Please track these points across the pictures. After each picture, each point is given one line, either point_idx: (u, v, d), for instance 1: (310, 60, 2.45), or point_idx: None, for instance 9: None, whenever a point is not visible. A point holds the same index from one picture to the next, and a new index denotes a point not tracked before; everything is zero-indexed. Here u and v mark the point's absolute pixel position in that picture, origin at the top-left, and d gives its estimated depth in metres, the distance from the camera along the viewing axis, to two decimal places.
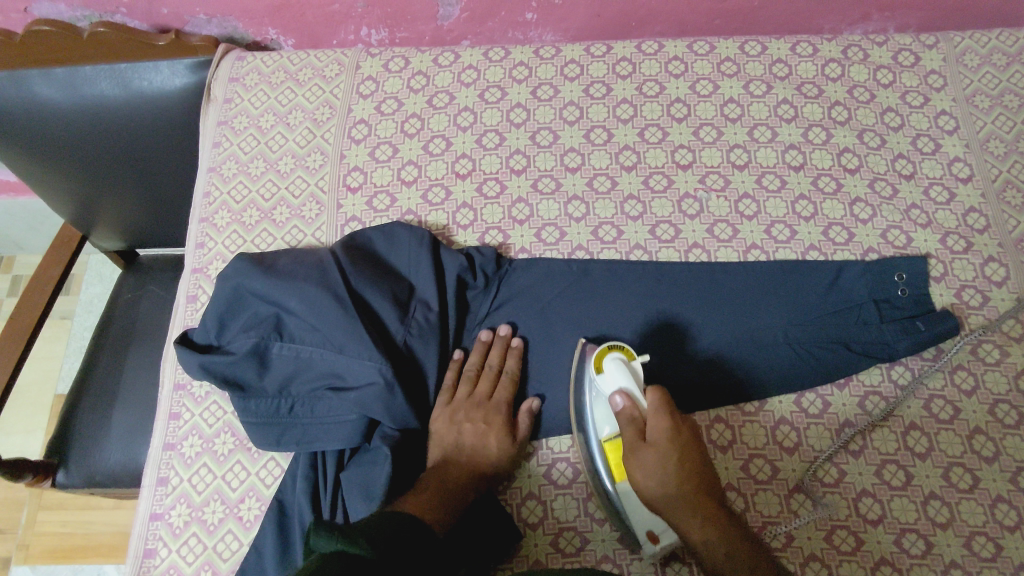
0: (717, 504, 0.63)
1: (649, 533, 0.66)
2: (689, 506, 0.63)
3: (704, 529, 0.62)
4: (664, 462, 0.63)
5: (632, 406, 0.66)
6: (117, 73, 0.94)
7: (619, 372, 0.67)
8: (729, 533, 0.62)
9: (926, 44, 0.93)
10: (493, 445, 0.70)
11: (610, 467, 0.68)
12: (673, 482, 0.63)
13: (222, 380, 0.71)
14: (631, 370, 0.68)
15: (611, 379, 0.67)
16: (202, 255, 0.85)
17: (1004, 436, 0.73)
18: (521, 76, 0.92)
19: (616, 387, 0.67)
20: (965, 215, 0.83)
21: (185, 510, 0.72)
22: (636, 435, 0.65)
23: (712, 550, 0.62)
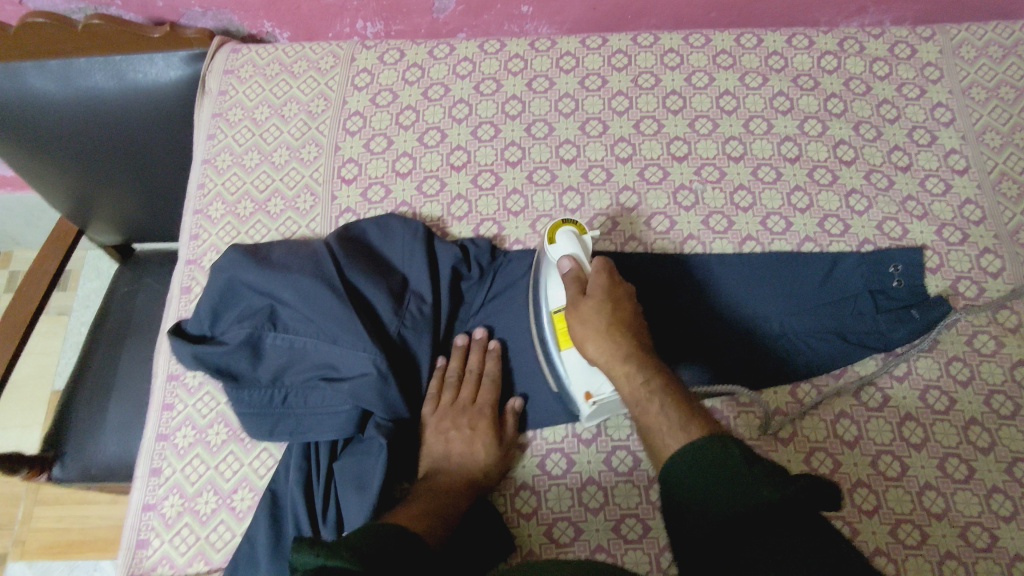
0: (651, 358, 0.64)
1: (584, 392, 0.68)
2: (618, 354, 0.63)
3: (632, 378, 0.62)
4: (599, 312, 0.65)
5: (578, 269, 0.69)
6: (111, 65, 0.94)
7: (568, 240, 0.71)
8: (658, 381, 0.61)
9: (922, 36, 0.93)
10: (481, 449, 0.70)
11: (555, 332, 0.70)
12: (604, 330, 0.65)
13: (215, 370, 0.70)
14: (581, 242, 0.72)
15: (559, 248, 0.71)
16: (196, 247, 0.85)
17: (999, 426, 0.72)
18: (516, 68, 0.92)
19: (563, 253, 0.71)
20: (961, 207, 0.83)
21: (178, 500, 0.71)
22: (575, 289, 0.68)
23: (638, 393, 0.61)
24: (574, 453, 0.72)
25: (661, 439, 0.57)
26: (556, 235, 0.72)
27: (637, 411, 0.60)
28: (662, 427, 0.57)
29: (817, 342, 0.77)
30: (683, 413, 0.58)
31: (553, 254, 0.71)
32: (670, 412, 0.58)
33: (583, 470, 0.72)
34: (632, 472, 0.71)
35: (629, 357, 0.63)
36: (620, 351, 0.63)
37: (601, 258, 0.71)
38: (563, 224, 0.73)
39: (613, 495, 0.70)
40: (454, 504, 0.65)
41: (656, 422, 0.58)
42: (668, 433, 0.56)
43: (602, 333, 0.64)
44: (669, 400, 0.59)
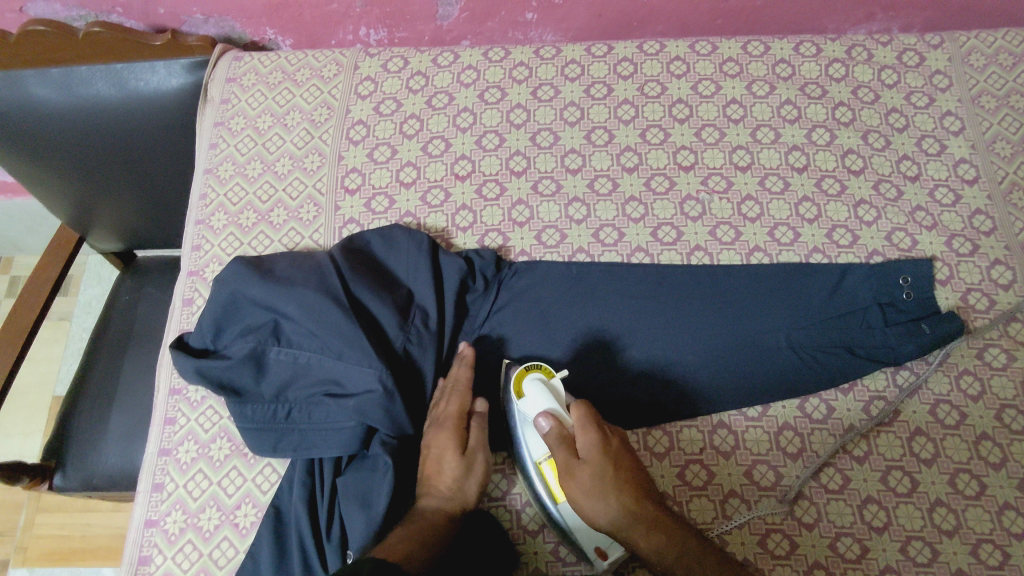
0: (662, 514, 0.63)
1: (596, 548, 0.65)
2: (633, 519, 0.63)
3: (656, 547, 0.62)
4: (599, 478, 0.63)
5: (561, 427, 0.65)
6: (113, 73, 0.93)
7: (541, 394, 0.67)
8: (682, 543, 0.62)
9: (931, 44, 0.92)
10: (446, 467, 0.67)
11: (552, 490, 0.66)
12: (609, 497, 0.63)
13: (218, 385, 0.70)
14: (553, 390, 0.68)
15: (536, 402, 0.67)
16: (198, 257, 0.84)
17: (1011, 442, 0.72)
18: (521, 76, 0.91)
19: (542, 409, 0.66)
20: (971, 218, 0.82)
21: (181, 516, 0.71)
22: (566, 456, 0.64)
23: (671, 560, 0.62)
24: None
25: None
26: (527, 387, 0.67)
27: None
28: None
29: (825, 355, 0.76)
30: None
31: (530, 409, 0.67)
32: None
33: None
34: None
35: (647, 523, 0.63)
36: (632, 515, 0.63)
37: (580, 405, 0.66)
38: (530, 373, 0.69)
39: None
40: (432, 526, 0.63)
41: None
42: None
43: (608, 501, 0.63)
44: (701, 561, 0.62)
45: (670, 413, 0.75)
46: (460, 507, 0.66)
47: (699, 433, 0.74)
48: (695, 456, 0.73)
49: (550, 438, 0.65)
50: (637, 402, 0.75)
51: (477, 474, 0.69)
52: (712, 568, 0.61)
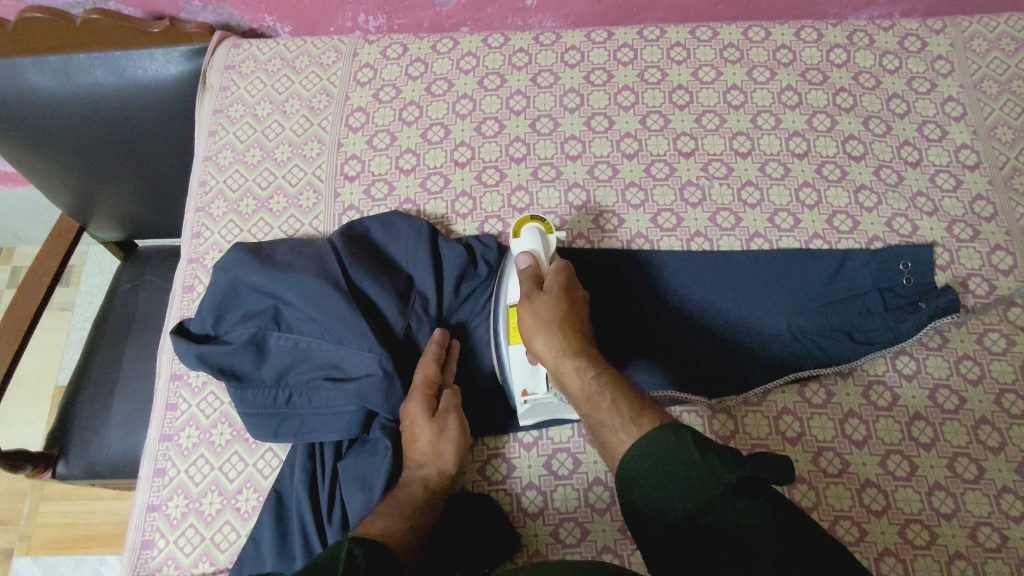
0: (595, 353, 0.64)
1: (522, 390, 0.70)
2: (568, 347, 0.63)
3: (580, 372, 0.61)
4: (552, 304, 0.65)
5: (535, 266, 0.70)
6: (111, 60, 0.92)
7: (533, 235, 0.72)
8: (607, 378, 0.61)
9: (932, 29, 0.91)
10: (419, 436, 0.66)
11: (509, 328, 0.70)
12: (554, 321, 0.64)
13: (218, 370, 0.70)
14: (545, 240, 0.73)
15: (523, 243, 0.72)
16: (198, 245, 0.84)
17: (1009, 426, 0.72)
18: (521, 63, 0.91)
19: (525, 249, 0.72)
20: (972, 203, 0.82)
21: (182, 501, 0.71)
22: (531, 285, 0.68)
23: (587, 387, 0.61)
24: (580, 453, 0.72)
25: (618, 437, 0.57)
26: (523, 229, 0.73)
27: (591, 409, 0.60)
28: (618, 421, 0.57)
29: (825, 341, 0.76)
30: (634, 407, 0.58)
31: (516, 248, 0.72)
32: (621, 406, 0.58)
33: (589, 470, 0.71)
34: None
35: (578, 352, 0.63)
36: (570, 344, 0.63)
37: (560, 260, 0.71)
38: (530, 220, 0.74)
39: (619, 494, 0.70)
40: (411, 499, 0.61)
41: (611, 417, 0.58)
42: (623, 429, 0.56)
43: (551, 325, 0.64)
44: (619, 393, 0.59)
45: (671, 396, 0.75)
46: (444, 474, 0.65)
47: (699, 417, 0.74)
48: None
49: (523, 271, 0.69)
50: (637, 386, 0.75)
51: (452, 435, 0.67)
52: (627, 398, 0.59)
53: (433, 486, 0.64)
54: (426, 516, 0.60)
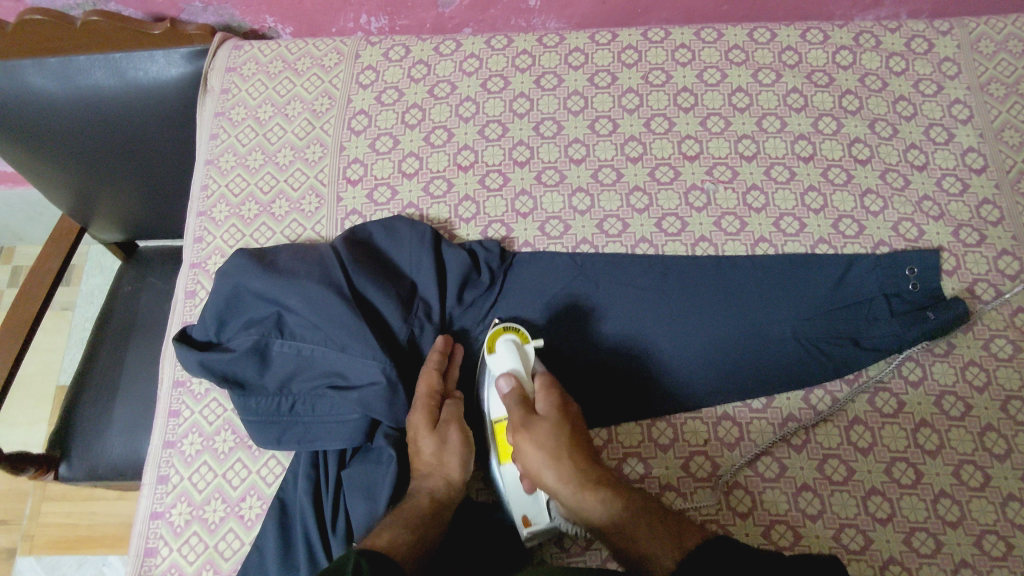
0: (607, 474, 0.64)
1: (522, 517, 0.66)
2: (579, 471, 0.63)
3: (605, 502, 0.61)
4: (552, 432, 0.64)
5: (520, 386, 0.67)
6: (112, 62, 0.92)
7: (509, 350, 0.68)
8: (630, 503, 0.61)
9: (940, 30, 0.90)
10: (422, 447, 0.65)
11: (501, 449, 0.68)
12: (559, 448, 0.63)
13: (221, 377, 0.69)
14: (523, 351, 0.69)
15: (502, 360, 0.68)
16: (200, 250, 0.84)
17: (1016, 433, 0.71)
18: (524, 64, 0.90)
19: (505, 368, 0.68)
20: (979, 207, 0.82)
21: (185, 508, 0.71)
22: (522, 412, 0.65)
23: (615, 518, 0.61)
24: None
25: (662, 562, 0.57)
26: (497, 345, 0.69)
27: (624, 542, 0.60)
28: (659, 552, 0.58)
29: (831, 346, 0.76)
30: (669, 526, 0.60)
31: (494, 368, 0.69)
32: (659, 534, 0.59)
33: None
34: (642, 480, 0.72)
35: (594, 480, 0.62)
36: (580, 472, 0.63)
37: (541, 374, 0.69)
38: (504, 331, 0.70)
39: None
40: (416, 510, 0.61)
41: (650, 547, 0.58)
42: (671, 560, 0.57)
43: (558, 453, 0.63)
44: (650, 518, 0.60)
45: (675, 402, 0.75)
46: (449, 486, 0.64)
47: (703, 424, 0.74)
48: (699, 448, 0.73)
49: (509, 396, 0.67)
50: (640, 394, 0.75)
51: (455, 446, 0.66)
52: (656, 526, 0.60)
53: (439, 496, 0.63)
54: (430, 528, 0.60)
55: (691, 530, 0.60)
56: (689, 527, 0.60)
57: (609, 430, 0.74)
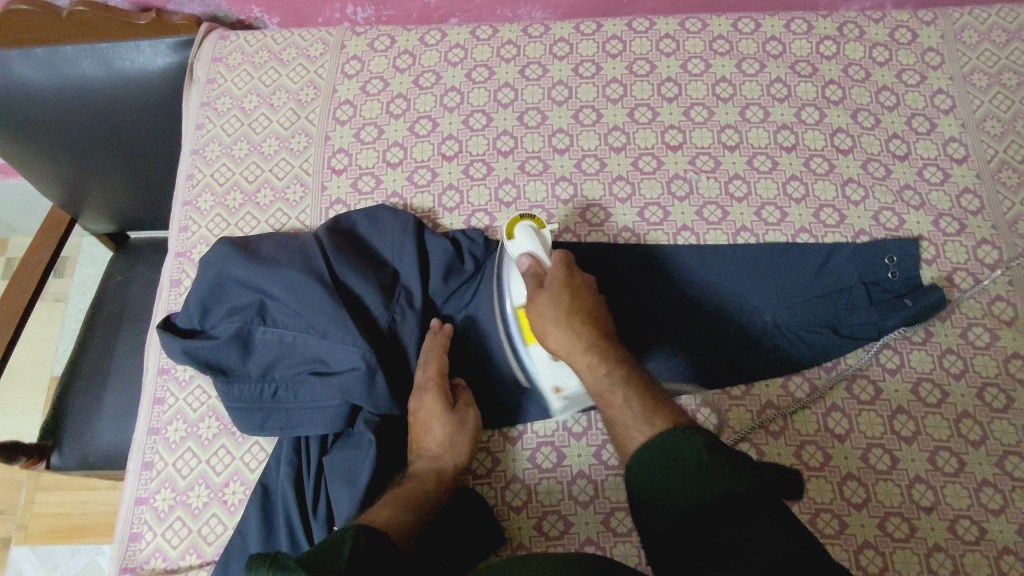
0: (610, 347, 0.65)
1: (555, 387, 0.71)
2: (579, 342, 0.64)
3: (593, 370, 0.63)
4: (557, 304, 0.66)
5: (537, 265, 0.69)
6: (98, 53, 0.92)
7: (526, 235, 0.70)
8: (617, 372, 0.62)
9: (924, 20, 0.91)
10: (436, 429, 0.67)
11: (524, 328, 0.71)
12: (562, 318, 0.65)
13: (204, 365, 0.70)
14: (539, 238, 0.71)
15: (520, 245, 0.70)
16: (185, 239, 0.84)
17: (991, 420, 0.72)
18: (509, 54, 0.90)
19: (521, 250, 0.70)
20: (959, 197, 0.82)
21: (170, 494, 0.72)
22: (534, 285, 0.68)
23: (601, 384, 0.62)
24: (565, 446, 0.73)
25: (629, 433, 0.58)
26: (514, 230, 0.71)
27: (603, 405, 0.61)
28: (631, 421, 0.58)
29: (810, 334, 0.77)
30: (647, 404, 0.59)
31: (512, 249, 0.71)
32: (634, 404, 0.59)
33: (573, 464, 0.72)
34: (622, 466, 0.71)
35: (588, 349, 0.64)
36: (578, 340, 0.64)
37: (560, 252, 0.71)
38: (521, 219, 0.72)
39: (602, 488, 0.71)
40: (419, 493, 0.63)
41: (623, 414, 0.59)
42: (635, 427, 0.58)
43: (562, 322, 0.65)
44: (634, 395, 0.60)
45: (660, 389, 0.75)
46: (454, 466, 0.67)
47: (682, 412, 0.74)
48: None
49: (526, 273, 0.69)
50: None
51: (468, 428, 0.69)
52: (637, 393, 0.60)
53: (446, 474, 0.66)
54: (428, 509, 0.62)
55: (674, 409, 0.59)
56: (675, 408, 0.59)
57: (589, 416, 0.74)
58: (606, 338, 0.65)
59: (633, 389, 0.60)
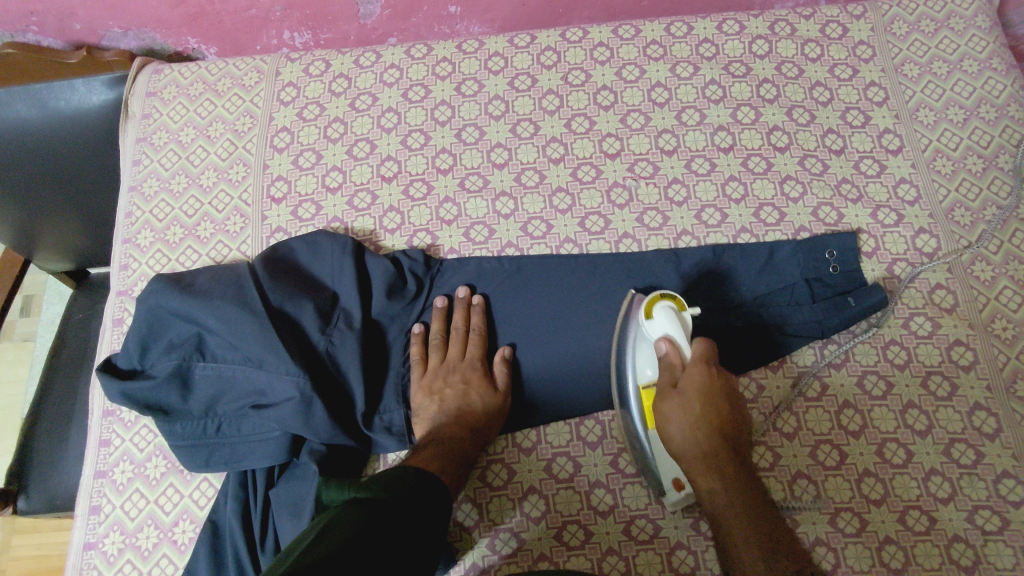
0: (735, 459, 0.64)
1: (674, 479, 0.68)
2: (702, 455, 0.64)
3: (711, 488, 0.63)
4: (685, 406, 0.66)
5: (675, 352, 0.69)
6: (32, 95, 0.92)
7: (667, 317, 0.70)
8: (735, 486, 0.62)
9: (853, 14, 0.92)
10: (476, 399, 0.72)
11: (646, 415, 0.70)
12: (689, 425, 0.65)
13: (145, 406, 0.70)
14: (682, 319, 0.70)
15: (657, 325, 0.70)
16: (127, 277, 0.84)
17: (936, 408, 0.72)
18: (445, 72, 0.90)
19: (661, 332, 0.70)
20: (897, 187, 0.83)
21: (119, 537, 0.71)
22: (668, 380, 0.68)
23: (716, 499, 0.62)
24: (515, 463, 0.73)
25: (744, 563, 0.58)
26: (654, 310, 0.70)
27: (717, 526, 0.62)
28: (748, 551, 0.59)
29: (760, 332, 0.77)
30: (768, 544, 0.58)
31: (651, 331, 0.71)
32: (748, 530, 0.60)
33: (524, 480, 0.72)
34: (572, 478, 0.71)
35: (712, 460, 0.64)
36: (701, 453, 0.64)
37: (700, 341, 0.69)
38: (662, 298, 0.71)
39: (554, 502, 0.71)
40: (450, 445, 0.68)
41: (735, 537, 0.60)
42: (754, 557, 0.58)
43: (689, 430, 0.65)
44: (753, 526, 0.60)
45: (601, 400, 0.75)
46: (481, 435, 0.71)
47: None
48: (627, 443, 0.72)
49: (663, 360, 0.70)
50: (573, 393, 0.75)
51: (501, 410, 0.72)
52: (753, 519, 0.60)
53: (475, 435, 0.70)
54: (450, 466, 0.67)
55: (786, 541, 0.59)
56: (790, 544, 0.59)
57: (538, 430, 0.74)
58: (733, 449, 0.64)
59: (749, 515, 0.60)
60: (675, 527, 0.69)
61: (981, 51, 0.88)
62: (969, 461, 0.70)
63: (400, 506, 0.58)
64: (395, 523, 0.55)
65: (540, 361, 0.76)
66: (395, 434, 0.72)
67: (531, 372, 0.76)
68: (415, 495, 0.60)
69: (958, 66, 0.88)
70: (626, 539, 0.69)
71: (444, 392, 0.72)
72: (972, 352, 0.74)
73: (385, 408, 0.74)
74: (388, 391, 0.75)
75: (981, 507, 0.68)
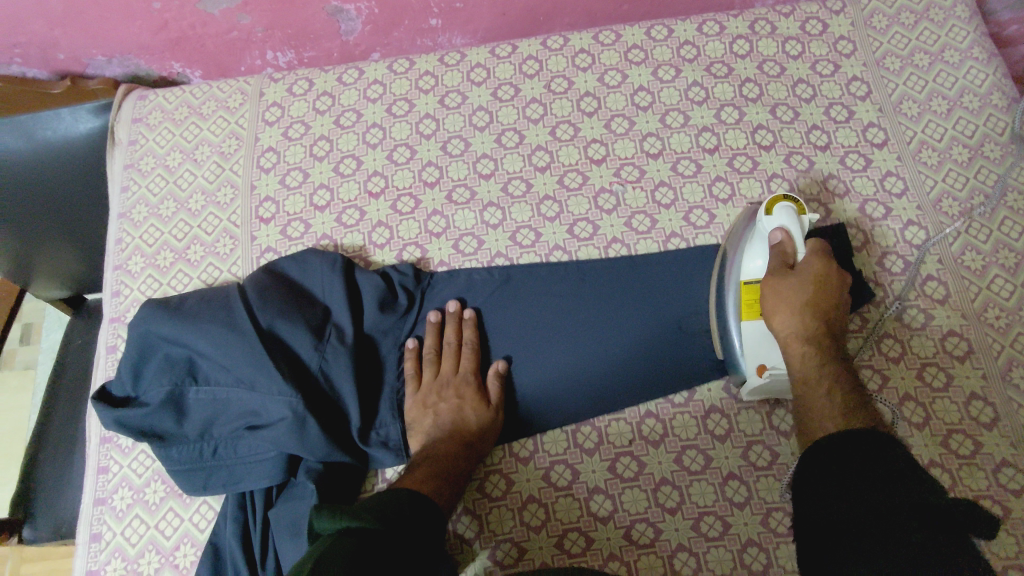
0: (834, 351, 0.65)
1: (759, 366, 0.69)
2: (804, 333, 0.65)
3: (806, 365, 0.64)
4: (799, 291, 0.66)
5: (790, 245, 0.68)
6: (18, 125, 0.91)
7: (786, 213, 0.68)
8: (831, 369, 0.63)
9: (833, 10, 0.92)
10: (471, 415, 0.71)
11: (743, 305, 0.70)
12: (799, 306, 0.65)
13: (139, 433, 0.70)
14: (800, 219, 0.69)
15: (776, 220, 0.69)
16: (119, 304, 0.84)
17: (932, 400, 0.72)
18: (428, 85, 0.91)
19: (776, 225, 0.69)
20: (883, 180, 0.83)
21: (120, 564, 0.71)
22: (781, 262, 0.68)
23: (811, 378, 0.63)
24: (513, 472, 0.72)
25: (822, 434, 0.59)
26: (775, 207, 0.69)
27: (805, 400, 0.63)
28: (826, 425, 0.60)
29: None
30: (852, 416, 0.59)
31: (767, 223, 0.70)
32: (839, 412, 0.60)
33: (522, 489, 0.72)
34: (571, 485, 0.71)
35: (814, 345, 0.64)
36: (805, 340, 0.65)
37: (814, 242, 0.69)
38: (783, 197, 0.70)
39: (555, 510, 0.70)
40: (445, 463, 0.68)
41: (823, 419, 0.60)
42: (832, 425, 0.59)
43: (796, 309, 0.65)
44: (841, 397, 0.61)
45: (596, 406, 0.74)
46: (476, 449, 0.70)
47: (627, 424, 0.73)
48: (624, 448, 0.72)
49: (774, 249, 0.69)
50: (569, 401, 0.75)
51: (495, 424, 0.72)
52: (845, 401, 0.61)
53: (470, 451, 0.70)
54: (445, 485, 0.66)
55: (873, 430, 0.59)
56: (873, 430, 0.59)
57: (535, 439, 0.74)
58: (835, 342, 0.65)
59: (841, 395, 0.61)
60: (676, 530, 0.68)
61: (962, 41, 0.88)
62: (967, 451, 0.70)
63: (393, 540, 0.56)
64: (390, 552, 0.55)
65: (533, 368, 0.77)
66: (391, 449, 0.72)
67: (525, 380, 0.76)
68: (409, 520, 0.60)
69: (939, 57, 0.88)
70: (627, 544, 0.68)
71: (439, 409, 0.72)
72: (966, 342, 0.74)
73: (381, 423, 0.74)
74: (384, 407, 0.75)
75: (982, 497, 0.68)
